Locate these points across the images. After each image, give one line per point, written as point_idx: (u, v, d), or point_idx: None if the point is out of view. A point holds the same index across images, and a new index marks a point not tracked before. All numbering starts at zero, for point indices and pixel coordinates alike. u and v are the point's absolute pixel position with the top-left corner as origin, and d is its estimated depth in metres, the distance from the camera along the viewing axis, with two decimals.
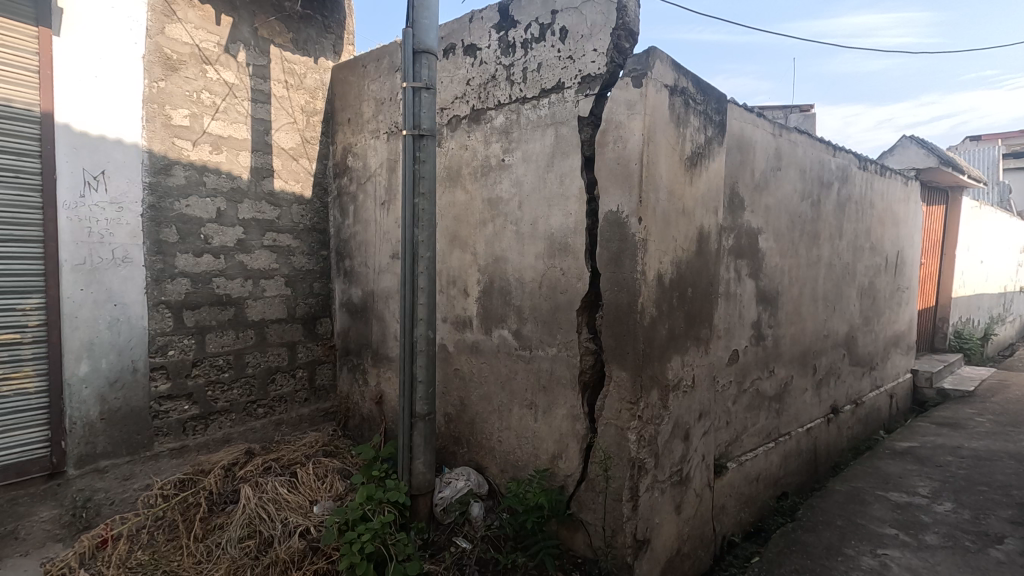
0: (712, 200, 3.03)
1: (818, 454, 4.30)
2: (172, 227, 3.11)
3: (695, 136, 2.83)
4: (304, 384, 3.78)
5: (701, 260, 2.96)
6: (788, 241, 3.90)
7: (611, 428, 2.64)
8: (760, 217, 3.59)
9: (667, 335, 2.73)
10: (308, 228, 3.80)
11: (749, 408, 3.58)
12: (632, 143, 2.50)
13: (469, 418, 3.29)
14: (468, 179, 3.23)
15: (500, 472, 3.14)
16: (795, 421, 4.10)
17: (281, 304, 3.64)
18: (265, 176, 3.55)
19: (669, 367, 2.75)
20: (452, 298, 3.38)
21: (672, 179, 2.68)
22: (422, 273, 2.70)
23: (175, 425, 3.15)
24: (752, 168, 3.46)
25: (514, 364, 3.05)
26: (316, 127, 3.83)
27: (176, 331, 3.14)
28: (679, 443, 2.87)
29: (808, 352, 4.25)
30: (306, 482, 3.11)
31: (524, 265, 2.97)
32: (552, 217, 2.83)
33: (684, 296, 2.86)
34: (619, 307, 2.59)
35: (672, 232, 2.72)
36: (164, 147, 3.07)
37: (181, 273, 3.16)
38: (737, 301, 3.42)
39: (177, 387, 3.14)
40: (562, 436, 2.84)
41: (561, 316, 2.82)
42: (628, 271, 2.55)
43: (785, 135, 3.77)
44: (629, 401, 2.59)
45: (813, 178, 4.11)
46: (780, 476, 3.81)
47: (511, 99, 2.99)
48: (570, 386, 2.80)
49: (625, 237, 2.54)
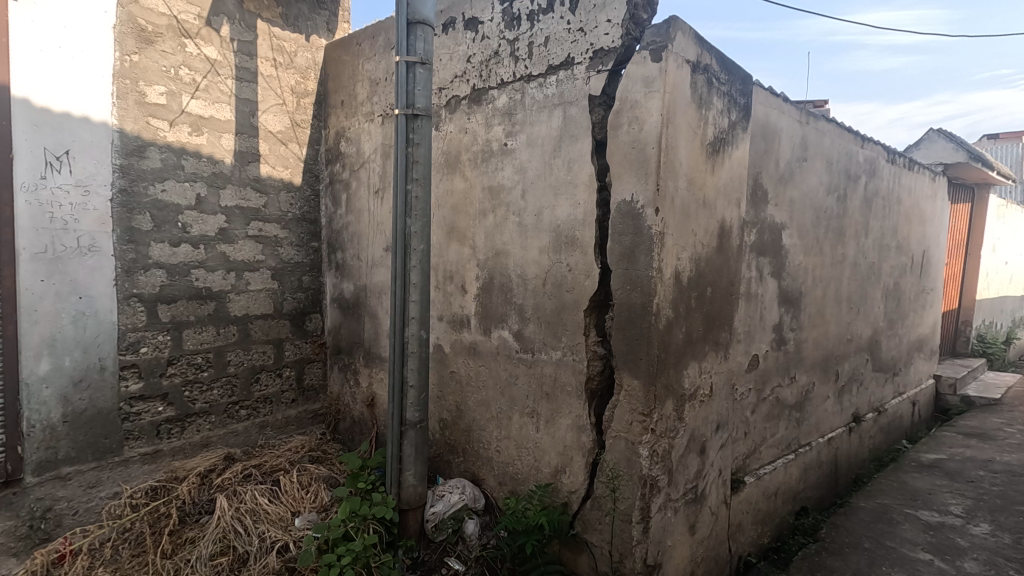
0: (735, 191, 2.75)
1: (839, 465, 4.04)
2: (145, 213, 2.86)
3: (718, 120, 2.56)
4: (292, 384, 3.55)
5: (721, 257, 2.70)
6: (813, 238, 3.62)
7: (621, 442, 2.39)
8: (784, 211, 3.31)
9: (683, 339, 2.47)
10: (297, 218, 3.55)
11: (768, 417, 3.32)
12: (650, 125, 2.23)
13: (466, 426, 3.04)
14: (468, 165, 2.97)
15: (499, 485, 2.88)
16: (816, 431, 3.83)
17: (267, 298, 3.39)
18: (251, 161, 3.30)
19: (684, 376, 2.50)
20: (449, 295, 3.13)
21: (692, 168, 2.42)
22: (415, 268, 2.46)
23: (147, 428, 2.92)
24: (776, 158, 3.18)
25: (514, 368, 2.80)
26: (307, 109, 3.59)
27: (150, 327, 2.90)
28: (694, 457, 2.62)
29: (831, 357, 3.97)
30: (289, 492, 2.90)
31: (527, 261, 2.71)
32: (558, 207, 2.56)
33: (702, 297, 2.60)
34: (631, 308, 2.33)
35: (692, 226, 2.46)
36: (137, 126, 2.82)
37: (157, 263, 2.92)
38: (759, 303, 3.15)
39: (150, 387, 2.91)
40: (566, 448, 2.59)
41: (566, 317, 2.55)
42: (641, 268, 2.28)
43: (812, 122, 3.48)
44: (641, 413, 2.33)
45: (840, 170, 3.83)
46: (799, 490, 3.56)
47: (515, 77, 2.72)
48: (576, 394, 2.54)
49: (640, 230, 2.28)
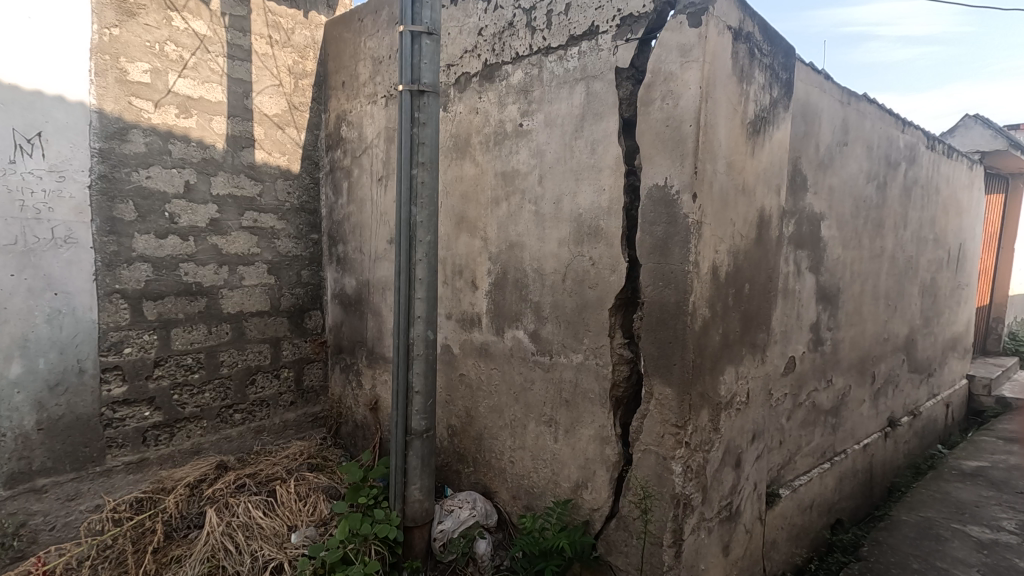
0: (775, 177, 2.48)
1: (874, 474, 3.78)
2: (128, 202, 2.63)
3: (759, 97, 2.28)
4: (291, 386, 3.33)
5: (760, 250, 2.44)
6: (852, 229, 3.34)
7: (650, 456, 2.14)
8: (824, 199, 3.03)
9: (720, 341, 2.22)
10: (295, 208, 3.32)
11: (804, 424, 3.06)
12: (686, 99, 1.96)
13: (476, 433, 2.81)
14: (478, 148, 2.72)
15: (513, 499, 2.64)
16: (851, 438, 3.58)
17: (262, 294, 3.16)
18: (244, 146, 3.07)
19: (720, 383, 2.25)
20: (458, 291, 2.88)
21: (732, 150, 2.15)
22: (420, 262, 2.22)
23: (132, 435, 2.70)
24: (817, 142, 2.90)
25: (530, 372, 2.55)
26: (305, 92, 3.35)
27: (135, 326, 2.68)
28: (729, 472, 2.37)
29: (868, 358, 3.70)
30: (285, 505, 2.68)
31: (545, 254, 2.45)
32: (580, 194, 2.30)
33: (740, 294, 2.34)
34: (664, 307, 2.07)
35: (730, 215, 2.20)
36: (118, 107, 2.58)
37: (141, 256, 2.68)
38: (796, 300, 2.88)
39: (135, 390, 2.69)
40: (588, 461, 2.34)
41: (589, 317, 2.30)
42: (675, 263, 2.03)
43: (854, 103, 3.20)
44: (674, 425, 2.07)
45: (880, 156, 3.54)
46: (833, 501, 3.32)
47: (532, 49, 2.45)
48: (600, 402, 2.29)
49: (674, 219, 2.02)
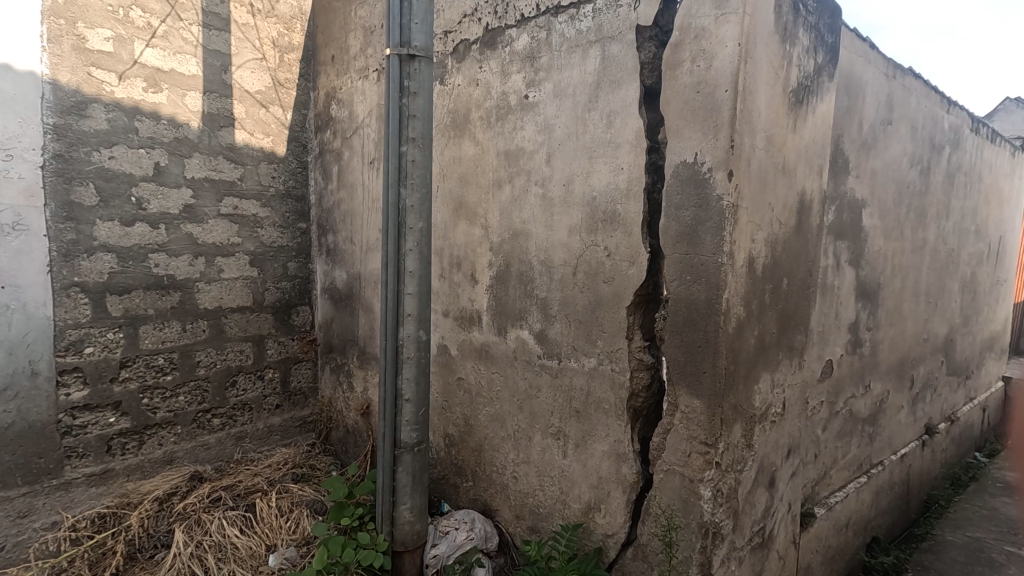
0: (818, 155, 2.17)
1: (911, 486, 3.47)
2: (88, 184, 2.36)
3: (802, 62, 1.97)
4: (276, 388, 3.06)
5: (801, 239, 2.13)
6: (894, 218, 3.01)
7: (674, 478, 1.84)
8: (865, 184, 2.71)
9: (755, 345, 1.92)
10: (281, 194, 3.05)
11: (840, 434, 2.75)
12: (722, 58, 1.65)
13: (476, 444, 2.53)
14: (478, 125, 2.42)
15: (516, 519, 2.36)
16: (888, 448, 3.27)
17: (244, 288, 2.89)
18: (223, 125, 2.79)
19: (755, 393, 1.95)
20: (456, 285, 2.60)
21: (772, 122, 1.84)
22: (410, 252, 1.93)
23: (95, 444, 2.44)
24: (859, 119, 2.58)
25: (536, 377, 2.26)
26: (291, 67, 3.07)
27: (97, 323, 2.41)
28: (762, 493, 2.08)
29: (907, 360, 3.38)
30: (264, 521, 2.43)
31: (553, 243, 2.15)
32: (594, 175, 2.00)
33: (777, 290, 2.03)
34: (692, 305, 1.77)
35: (769, 198, 1.89)
36: (76, 78, 2.31)
37: (104, 246, 2.42)
38: (835, 297, 2.57)
39: (98, 394, 2.43)
40: (600, 480, 2.05)
41: (603, 316, 2.00)
42: (707, 254, 1.72)
43: (899, 77, 2.86)
44: (702, 443, 1.77)
45: (924, 138, 3.20)
46: (869, 519, 3.02)
47: (539, 10, 2.15)
48: (615, 413, 1.99)
49: (705, 202, 1.72)
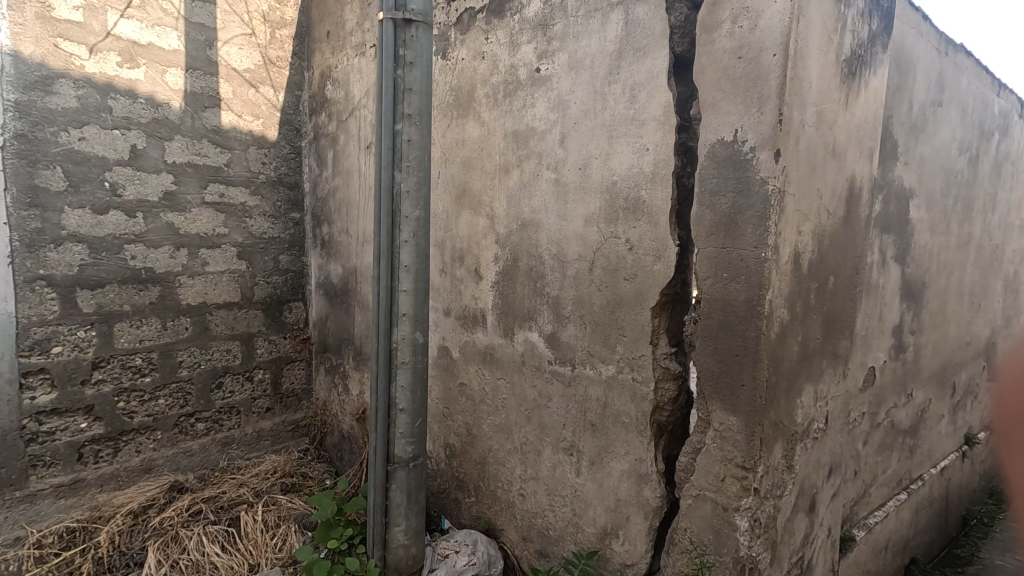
0: (869, 137, 1.91)
1: (950, 501, 3.21)
2: (55, 168, 2.15)
3: (856, 28, 1.71)
4: (267, 390, 2.86)
5: (848, 232, 1.87)
6: (941, 210, 2.74)
7: (705, 505, 1.61)
8: (913, 172, 2.44)
9: (799, 353, 1.67)
10: (271, 182, 2.83)
11: (881, 448, 2.50)
12: (770, 15, 1.39)
13: (479, 456, 2.30)
14: (484, 104, 2.19)
15: (523, 541, 2.14)
16: (928, 460, 3.00)
17: (230, 283, 2.68)
18: (207, 106, 2.57)
19: (797, 408, 1.70)
20: (459, 281, 2.36)
21: (823, 96, 1.59)
22: (406, 245, 1.70)
23: (64, 452, 2.24)
24: (910, 99, 2.31)
25: (546, 385, 2.02)
26: (283, 44, 2.84)
27: (65, 321, 2.21)
28: (802, 519, 1.83)
29: (949, 365, 3.10)
30: (248, 537, 2.22)
31: (566, 235, 1.92)
32: (614, 157, 1.76)
33: (823, 290, 1.78)
34: (729, 307, 1.53)
35: (817, 183, 1.64)
36: (40, 50, 2.10)
37: (73, 236, 2.21)
38: (879, 297, 2.30)
39: (67, 398, 2.23)
40: (618, 503, 1.82)
41: (623, 318, 1.76)
42: (747, 248, 1.48)
43: (951, 54, 2.58)
44: (738, 466, 1.53)
45: (974, 123, 2.92)
46: (908, 539, 2.77)
47: None
48: (636, 429, 1.75)
49: (746, 187, 1.47)
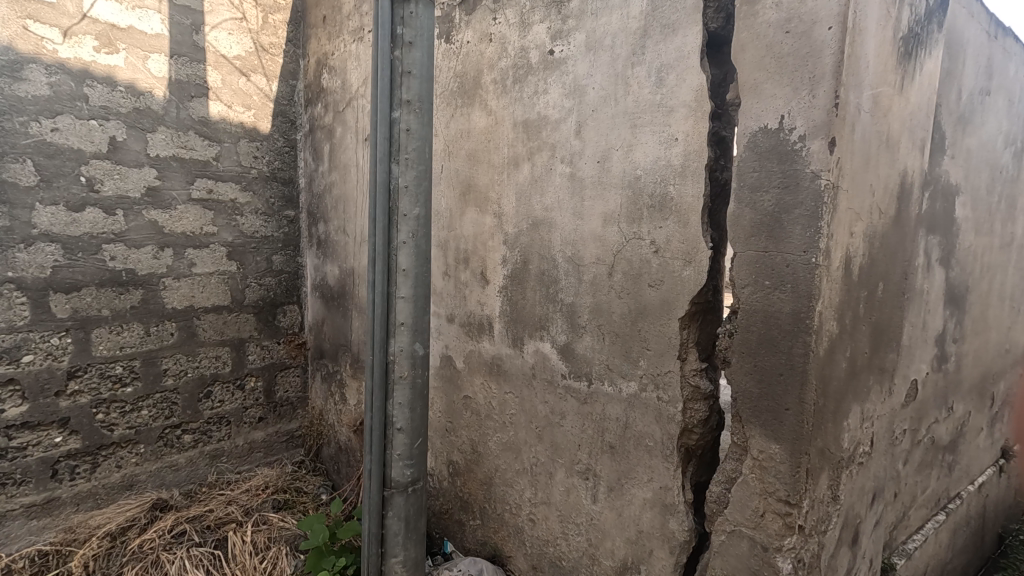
0: (921, 126, 1.71)
1: (987, 520, 3.00)
2: (24, 161, 1.98)
3: (913, 2, 1.51)
4: (259, 399, 2.69)
5: (898, 233, 1.67)
6: (985, 208, 2.53)
7: (740, 542, 1.42)
8: (960, 167, 2.23)
9: (847, 370, 1.48)
10: (264, 177, 2.65)
11: (921, 466, 2.30)
12: None
13: (485, 475, 2.12)
14: (491, 91, 2.00)
15: (532, 570, 1.96)
16: (965, 477, 2.80)
17: (219, 285, 2.51)
18: (194, 95, 2.39)
19: (844, 432, 1.50)
20: (463, 285, 2.18)
21: (880, 77, 1.39)
22: (404, 247, 1.51)
23: (37, 469, 2.08)
24: (959, 87, 2.10)
25: (559, 401, 1.84)
26: (276, 30, 2.66)
27: (37, 327, 2.04)
28: (845, 553, 1.64)
29: (988, 375, 2.89)
30: (235, 561, 2.05)
31: (582, 236, 1.73)
32: (638, 149, 1.56)
33: (872, 298, 1.58)
34: (772, 320, 1.33)
35: (870, 178, 1.44)
36: (7, 32, 1.92)
37: (46, 236, 2.04)
38: (924, 304, 2.10)
39: (40, 411, 2.06)
40: (640, 534, 1.63)
41: (646, 330, 1.57)
42: (795, 252, 1.28)
43: (999, 38, 2.36)
44: (781, 500, 1.34)
45: (1019, 114, 2.70)
46: (945, 563, 2.57)
47: None
48: (661, 454, 1.56)
49: (794, 182, 1.27)
